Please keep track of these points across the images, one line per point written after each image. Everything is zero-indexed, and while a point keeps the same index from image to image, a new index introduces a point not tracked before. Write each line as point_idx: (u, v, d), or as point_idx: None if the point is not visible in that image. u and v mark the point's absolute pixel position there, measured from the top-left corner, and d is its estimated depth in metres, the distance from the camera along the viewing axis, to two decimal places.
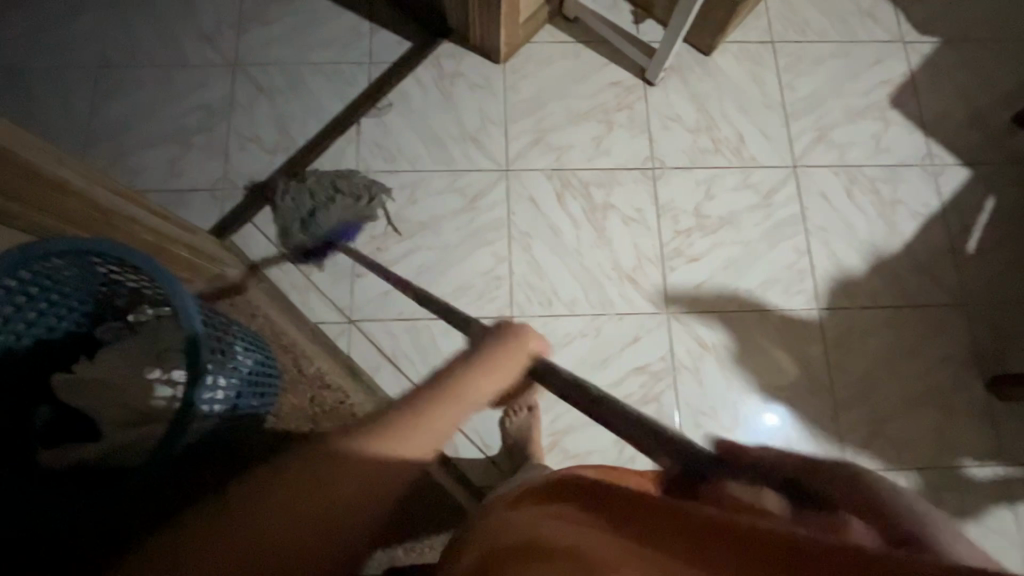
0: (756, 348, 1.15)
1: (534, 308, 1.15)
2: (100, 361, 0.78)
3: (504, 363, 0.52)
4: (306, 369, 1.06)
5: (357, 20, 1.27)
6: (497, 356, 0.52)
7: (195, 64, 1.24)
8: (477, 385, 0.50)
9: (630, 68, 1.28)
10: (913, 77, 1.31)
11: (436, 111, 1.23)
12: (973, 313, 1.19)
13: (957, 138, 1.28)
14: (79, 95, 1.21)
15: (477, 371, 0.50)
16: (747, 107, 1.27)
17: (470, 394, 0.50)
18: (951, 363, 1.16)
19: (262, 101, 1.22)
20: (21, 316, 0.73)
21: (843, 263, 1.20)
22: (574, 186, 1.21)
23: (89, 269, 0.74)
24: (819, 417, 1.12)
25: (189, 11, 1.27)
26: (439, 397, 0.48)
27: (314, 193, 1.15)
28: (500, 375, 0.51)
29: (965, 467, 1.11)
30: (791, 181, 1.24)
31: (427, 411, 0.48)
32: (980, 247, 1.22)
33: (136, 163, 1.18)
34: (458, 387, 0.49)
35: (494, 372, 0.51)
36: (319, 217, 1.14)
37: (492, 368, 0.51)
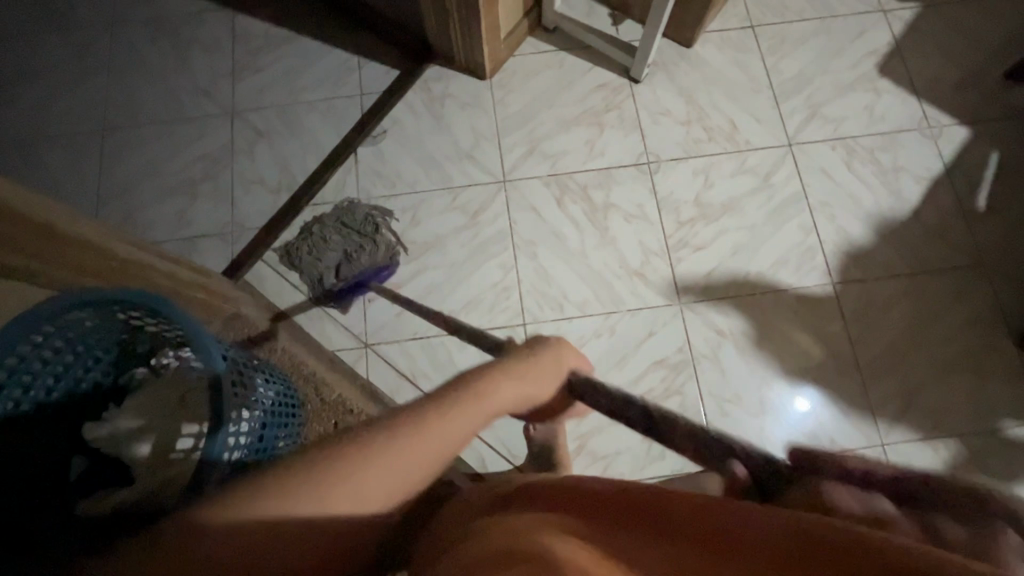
0: (775, 330, 1.14)
1: (547, 313, 1.15)
2: (128, 409, 0.80)
3: (540, 369, 0.56)
4: (328, 398, 1.05)
5: (344, 56, 1.31)
6: (533, 364, 0.56)
7: (195, 115, 1.28)
8: (510, 391, 0.52)
9: (615, 69, 1.29)
10: (898, 44, 1.31)
11: (430, 133, 1.26)
12: (993, 272, 1.16)
13: (952, 99, 1.27)
14: (89, 159, 1.26)
15: (517, 379, 0.54)
16: (735, 94, 1.28)
17: (504, 396, 0.52)
18: (977, 325, 1.13)
19: (262, 143, 1.26)
20: (50, 371, 0.77)
21: (852, 235, 1.19)
22: (573, 190, 1.22)
23: (111, 318, 0.77)
24: (848, 394, 1.10)
25: (185, 67, 1.32)
26: (472, 397, 0.50)
27: (328, 239, 1.17)
28: (536, 382, 0.55)
29: (1005, 429, 1.08)
30: (788, 160, 1.24)
31: (461, 404, 0.48)
32: (990, 204, 1.20)
33: (147, 217, 1.22)
34: (495, 388, 0.52)
35: (531, 377, 0.55)
36: (344, 261, 1.16)
37: (530, 376, 0.55)
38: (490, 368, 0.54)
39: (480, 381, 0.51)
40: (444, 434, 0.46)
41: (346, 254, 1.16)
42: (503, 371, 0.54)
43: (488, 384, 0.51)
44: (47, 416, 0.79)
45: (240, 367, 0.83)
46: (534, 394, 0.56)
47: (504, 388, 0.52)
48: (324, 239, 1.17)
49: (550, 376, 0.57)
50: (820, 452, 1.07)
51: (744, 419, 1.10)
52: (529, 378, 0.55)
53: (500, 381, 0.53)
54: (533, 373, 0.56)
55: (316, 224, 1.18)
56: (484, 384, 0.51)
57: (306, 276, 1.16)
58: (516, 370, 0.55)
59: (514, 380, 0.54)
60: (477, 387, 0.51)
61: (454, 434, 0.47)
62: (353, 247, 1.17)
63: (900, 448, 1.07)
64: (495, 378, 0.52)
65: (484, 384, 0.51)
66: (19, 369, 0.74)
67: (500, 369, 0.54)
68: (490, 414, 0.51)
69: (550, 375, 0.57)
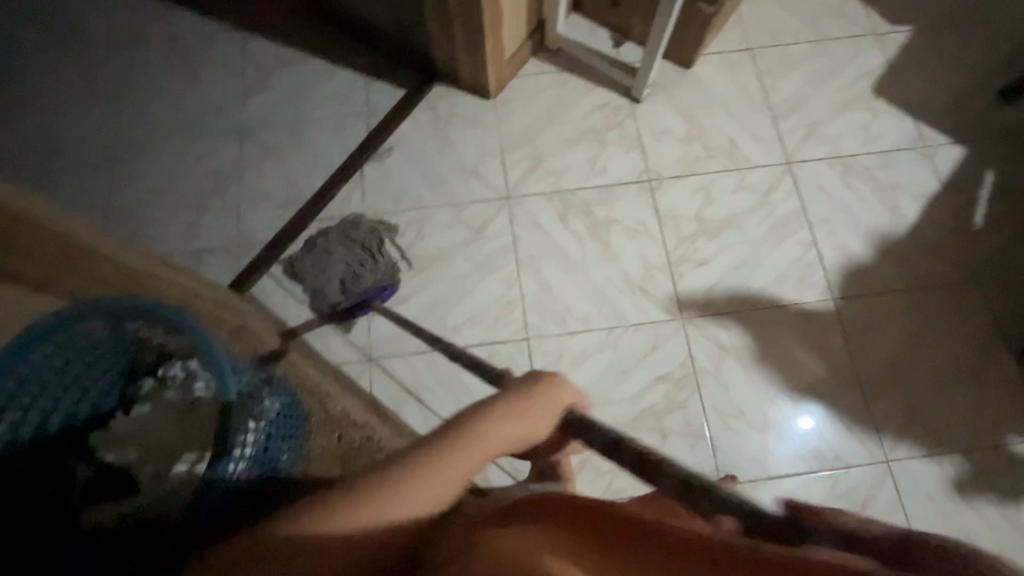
0: (776, 345, 1.15)
1: (549, 327, 1.16)
2: (134, 421, 0.82)
3: (534, 408, 0.49)
4: (331, 409, 1.00)
5: (352, 75, 1.34)
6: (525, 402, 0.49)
7: (204, 132, 1.31)
8: (505, 436, 0.48)
9: (616, 89, 1.33)
10: (892, 66, 1.34)
11: (435, 150, 1.28)
12: (992, 288, 1.17)
13: (946, 119, 1.30)
14: (99, 174, 1.28)
15: (514, 420, 0.48)
16: (734, 113, 1.30)
17: (483, 444, 0.47)
18: (978, 340, 1.14)
19: (270, 160, 1.29)
20: (61, 379, 0.78)
21: (851, 251, 1.21)
22: (575, 205, 1.24)
23: (121, 329, 0.78)
24: (850, 409, 1.10)
25: (196, 86, 1.35)
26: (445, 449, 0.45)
27: (331, 252, 1.18)
28: (536, 421, 0.49)
29: (1009, 445, 1.08)
30: (787, 177, 1.26)
31: (433, 457, 0.45)
32: (987, 221, 1.22)
33: (155, 231, 1.24)
34: (472, 437, 0.46)
35: (522, 417, 0.49)
36: (344, 270, 1.17)
37: (529, 415, 0.49)
38: (471, 412, 0.48)
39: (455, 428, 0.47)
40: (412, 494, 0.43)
41: (349, 266, 1.18)
42: (486, 414, 0.48)
43: (464, 433, 0.46)
44: (54, 428, 0.80)
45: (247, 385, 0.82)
46: (527, 438, 0.50)
47: (484, 436, 0.47)
48: (328, 252, 1.18)
49: (544, 416, 0.50)
50: (824, 468, 1.07)
51: (747, 434, 1.10)
52: (518, 419, 0.49)
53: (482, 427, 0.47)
54: (525, 412, 0.49)
55: (321, 237, 1.20)
56: (458, 434, 0.46)
57: (311, 289, 1.17)
58: (504, 412, 0.48)
59: (497, 427, 0.48)
60: (451, 436, 0.46)
61: (424, 493, 0.43)
62: (356, 260, 1.18)
63: (905, 464, 1.07)
64: (477, 424, 0.47)
65: (460, 432, 0.46)
66: (28, 380, 0.75)
67: (482, 411, 0.48)
68: (469, 465, 0.46)
69: (548, 413, 0.50)
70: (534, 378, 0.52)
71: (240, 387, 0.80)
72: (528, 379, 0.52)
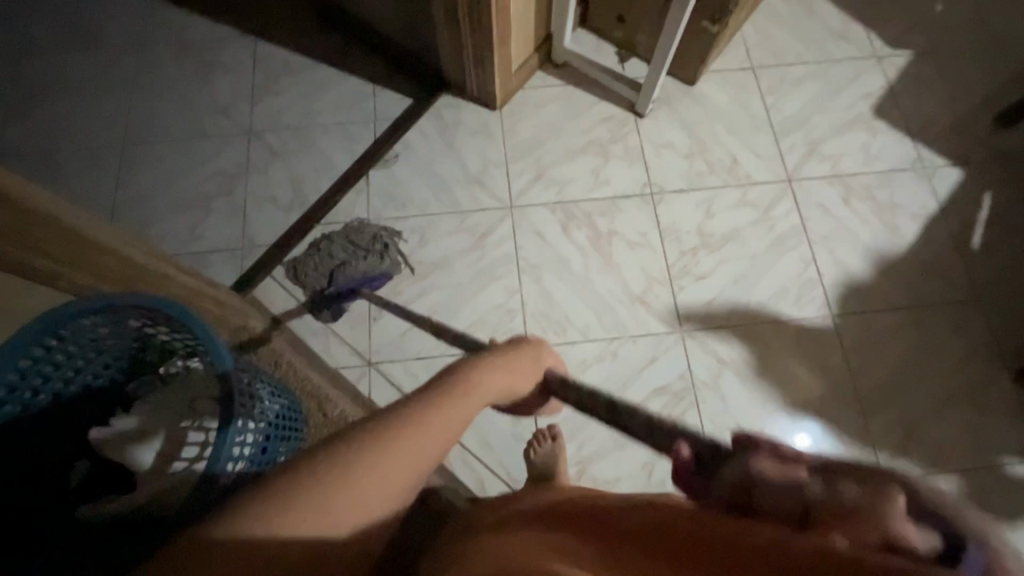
0: (775, 359, 1.15)
1: (550, 336, 1.16)
2: (134, 417, 0.82)
3: (517, 364, 0.58)
4: (330, 413, 1.06)
5: (361, 83, 1.36)
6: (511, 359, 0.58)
7: (211, 134, 1.32)
8: (498, 380, 0.55)
9: (621, 103, 1.34)
10: (892, 89, 1.37)
11: (440, 158, 1.30)
12: (990, 309, 1.18)
13: (945, 141, 1.32)
14: (105, 172, 1.29)
15: (504, 370, 0.56)
16: (736, 130, 1.32)
17: (486, 390, 0.54)
18: (974, 360, 1.15)
19: (276, 163, 1.30)
20: (60, 372, 0.78)
21: (850, 268, 1.22)
22: (578, 216, 1.25)
23: (123, 324, 0.78)
24: (847, 425, 1.11)
25: (205, 87, 1.37)
26: (459, 394, 0.51)
27: (335, 257, 1.19)
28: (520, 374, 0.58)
29: (1005, 466, 1.08)
30: (788, 194, 1.28)
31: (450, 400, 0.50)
32: (984, 243, 1.23)
33: (159, 230, 1.24)
34: (478, 384, 0.53)
35: (510, 372, 0.57)
36: (346, 275, 1.18)
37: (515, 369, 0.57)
38: (468, 364, 0.55)
39: (463, 377, 0.53)
40: (440, 427, 0.48)
41: (351, 272, 1.18)
42: (485, 368, 0.55)
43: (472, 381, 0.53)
44: (56, 414, 0.82)
45: (250, 383, 0.83)
46: (513, 388, 0.58)
47: (484, 384, 0.54)
48: (331, 256, 1.19)
49: (525, 370, 0.59)
50: None
51: None
52: (508, 373, 0.57)
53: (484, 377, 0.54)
54: (511, 367, 0.57)
55: (324, 240, 1.21)
56: (467, 381, 0.53)
57: (312, 292, 1.18)
58: (500, 366, 0.56)
59: (493, 377, 0.55)
60: (462, 381, 0.52)
61: (445, 429, 0.49)
62: (358, 265, 1.19)
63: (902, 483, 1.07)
64: (479, 374, 0.54)
65: (470, 381, 0.53)
66: (31, 372, 0.75)
67: (479, 365, 0.55)
68: (475, 405, 0.53)
69: (527, 371, 0.59)
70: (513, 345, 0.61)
71: (243, 391, 0.81)
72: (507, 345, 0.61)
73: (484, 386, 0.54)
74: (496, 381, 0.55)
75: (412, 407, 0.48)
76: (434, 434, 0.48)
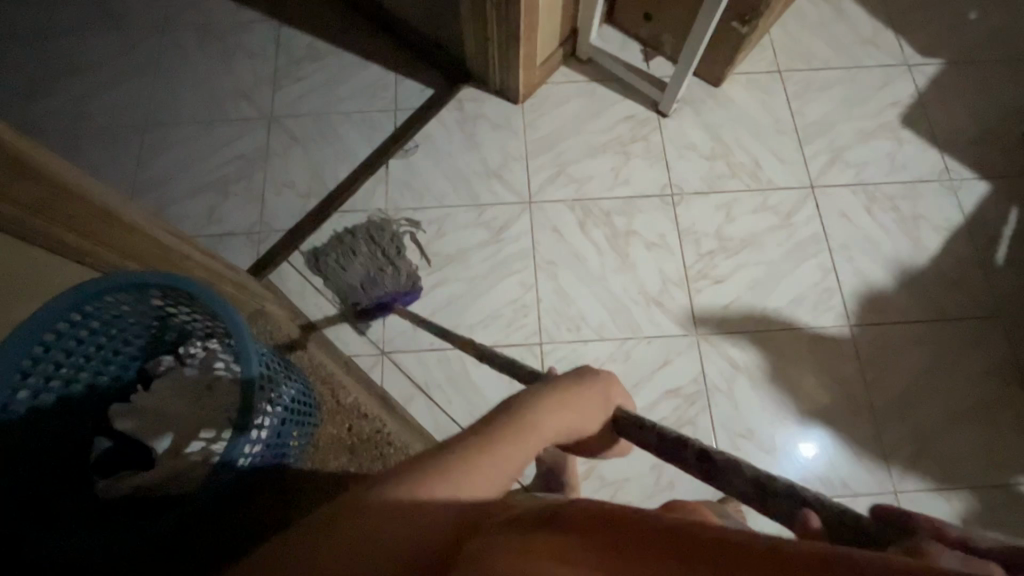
0: (789, 367, 1.14)
1: (563, 334, 1.16)
2: (154, 392, 0.84)
3: (588, 401, 0.52)
4: (344, 400, 1.07)
5: (383, 71, 1.36)
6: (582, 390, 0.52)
7: (233, 117, 1.33)
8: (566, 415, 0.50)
9: (643, 102, 1.33)
10: (921, 98, 1.34)
11: (460, 150, 1.29)
12: (1010, 325, 1.17)
13: (972, 154, 1.30)
14: (127, 152, 1.30)
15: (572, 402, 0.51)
16: (760, 134, 1.31)
17: (555, 423, 0.48)
18: (992, 376, 1.13)
19: (296, 149, 1.30)
20: (83, 350, 0.80)
21: (870, 278, 1.20)
22: (596, 214, 1.25)
23: (146, 303, 0.80)
24: (859, 436, 1.10)
25: (228, 71, 1.37)
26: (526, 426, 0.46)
27: (356, 252, 1.19)
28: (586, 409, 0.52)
29: (1019, 485, 1.06)
30: (810, 201, 1.26)
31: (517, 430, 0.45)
32: (1008, 258, 1.21)
33: (179, 211, 1.25)
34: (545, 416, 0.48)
35: (583, 407, 0.52)
36: (366, 272, 1.17)
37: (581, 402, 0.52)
38: (533, 395, 0.49)
39: (528, 406, 0.47)
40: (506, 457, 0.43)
41: (371, 269, 1.18)
42: (555, 400, 0.49)
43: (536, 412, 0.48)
44: (75, 391, 0.82)
45: (269, 365, 0.84)
46: (584, 425, 0.52)
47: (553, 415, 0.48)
48: (350, 248, 1.19)
49: (593, 401, 0.53)
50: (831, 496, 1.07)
51: (757, 455, 1.09)
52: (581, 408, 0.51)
53: (554, 411, 0.49)
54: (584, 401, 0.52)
55: (344, 231, 1.21)
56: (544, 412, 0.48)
57: (328, 281, 1.18)
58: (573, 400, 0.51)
59: (567, 411, 0.50)
60: (530, 413, 0.47)
61: (514, 458, 0.44)
62: (376, 257, 1.19)
63: (914, 497, 1.06)
64: (549, 409, 0.48)
65: (538, 412, 0.47)
66: (54, 347, 0.76)
67: (546, 393, 0.50)
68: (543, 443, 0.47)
69: (598, 406, 0.54)
70: (580, 374, 0.55)
71: (264, 374, 0.81)
72: (574, 375, 0.54)
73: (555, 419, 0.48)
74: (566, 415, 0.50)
75: (477, 433, 0.44)
76: (497, 467, 0.42)
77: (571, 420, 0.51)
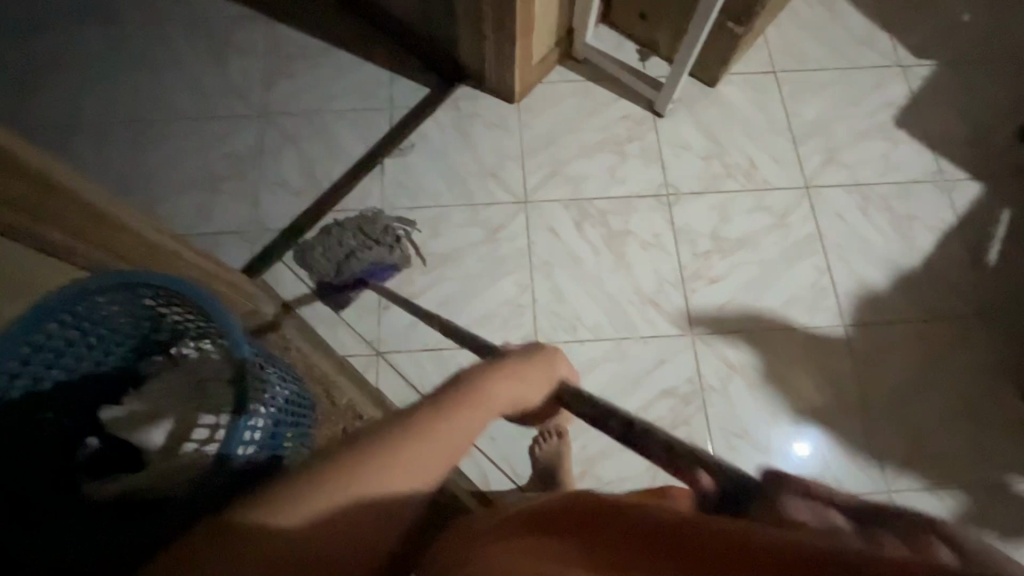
0: (785, 367, 1.14)
1: (559, 334, 1.16)
2: (147, 392, 0.84)
3: (531, 378, 0.57)
4: (338, 401, 1.06)
5: (378, 70, 1.35)
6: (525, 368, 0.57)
7: (226, 115, 1.32)
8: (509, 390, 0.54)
9: (639, 102, 1.33)
10: (914, 99, 1.35)
11: (455, 149, 1.29)
12: (1002, 325, 1.17)
13: (965, 155, 1.30)
14: (118, 149, 1.28)
15: (514, 376, 0.55)
16: (755, 134, 1.31)
17: (502, 397, 0.53)
18: (984, 376, 1.14)
19: (290, 147, 1.29)
20: (73, 351, 0.79)
21: (864, 278, 1.21)
22: (592, 214, 1.25)
23: (136, 303, 0.79)
24: (853, 436, 1.10)
25: (221, 68, 1.36)
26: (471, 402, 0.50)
27: (346, 247, 1.18)
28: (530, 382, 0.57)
29: (1012, 484, 1.07)
30: (804, 201, 1.27)
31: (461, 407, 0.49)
32: (1000, 258, 1.22)
33: (170, 210, 1.24)
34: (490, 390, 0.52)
35: (528, 382, 0.56)
36: (360, 266, 1.17)
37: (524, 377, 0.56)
38: (482, 371, 0.54)
39: (475, 382, 0.52)
40: (451, 437, 0.47)
41: (362, 264, 1.17)
42: (498, 377, 0.54)
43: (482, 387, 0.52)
44: (66, 391, 0.82)
45: (262, 366, 0.83)
46: (530, 398, 0.57)
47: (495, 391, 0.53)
48: (342, 245, 1.18)
49: (539, 380, 0.58)
50: None
51: (752, 454, 1.09)
52: (525, 384, 0.56)
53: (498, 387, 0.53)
54: (528, 377, 0.57)
55: (335, 227, 1.20)
56: (489, 386, 0.52)
57: (321, 280, 1.17)
58: (517, 377, 0.55)
59: (512, 382, 0.54)
60: (473, 389, 0.51)
61: (457, 437, 0.48)
62: (368, 254, 1.18)
63: (907, 496, 1.07)
64: (491, 382, 0.53)
65: (481, 387, 0.51)
66: (42, 348, 0.75)
67: (495, 369, 0.54)
68: (489, 417, 0.52)
69: (544, 380, 0.58)
70: (524, 352, 0.60)
71: (259, 376, 0.81)
72: (520, 352, 0.60)
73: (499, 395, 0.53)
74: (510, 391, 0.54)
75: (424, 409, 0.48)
76: (442, 443, 0.47)
77: (516, 392, 0.55)
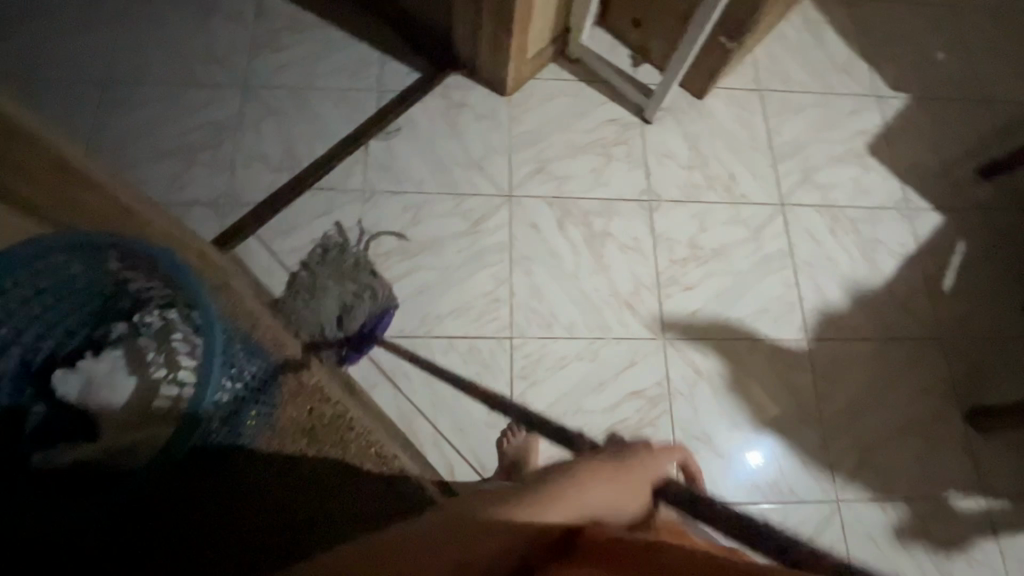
0: (750, 378, 1.18)
1: (533, 330, 1.16)
2: (106, 358, 0.83)
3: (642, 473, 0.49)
4: (306, 383, 1.04)
5: (368, 50, 1.32)
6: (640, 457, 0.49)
7: (206, 80, 1.27)
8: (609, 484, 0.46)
9: (628, 107, 1.35)
10: (886, 128, 1.41)
11: (443, 136, 1.28)
12: (952, 349, 1.24)
13: (929, 186, 1.37)
14: (85, 107, 1.22)
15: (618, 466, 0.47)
16: (737, 149, 1.34)
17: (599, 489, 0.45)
18: (934, 397, 1.20)
19: (271, 120, 1.25)
20: (26, 311, 0.76)
21: (829, 297, 1.26)
22: (574, 214, 1.25)
23: (100, 266, 0.77)
24: (809, 447, 1.15)
25: (204, 33, 1.30)
26: (547, 497, 0.42)
27: (328, 287, 1.10)
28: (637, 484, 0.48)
29: (950, 498, 1.14)
30: (778, 217, 1.30)
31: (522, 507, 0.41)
32: (954, 287, 1.29)
33: (139, 175, 1.19)
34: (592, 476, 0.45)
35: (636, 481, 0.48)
36: (357, 321, 1.09)
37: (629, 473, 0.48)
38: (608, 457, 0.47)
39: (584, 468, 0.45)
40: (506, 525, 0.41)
41: (346, 304, 1.10)
42: (592, 471, 0.45)
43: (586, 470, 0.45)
44: (17, 351, 0.79)
45: None
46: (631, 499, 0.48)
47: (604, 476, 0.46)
48: (329, 289, 1.10)
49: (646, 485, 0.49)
50: (778, 501, 1.11)
51: (708, 459, 1.12)
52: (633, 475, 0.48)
53: (595, 471, 0.45)
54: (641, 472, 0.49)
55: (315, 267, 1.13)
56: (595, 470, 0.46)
57: (302, 332, 1.08)
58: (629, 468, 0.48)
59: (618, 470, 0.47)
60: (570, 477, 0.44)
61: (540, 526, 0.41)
62: (348, 293, 1.11)
63: (853, 506, 1.12)
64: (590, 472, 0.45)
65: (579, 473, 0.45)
66: None
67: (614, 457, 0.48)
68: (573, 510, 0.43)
69: (644, 485, 0.49)
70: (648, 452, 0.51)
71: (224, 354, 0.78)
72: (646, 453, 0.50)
73: (590, 496, 0.44)
74: (603, 486, 0.45)
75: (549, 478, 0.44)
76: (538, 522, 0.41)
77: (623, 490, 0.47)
